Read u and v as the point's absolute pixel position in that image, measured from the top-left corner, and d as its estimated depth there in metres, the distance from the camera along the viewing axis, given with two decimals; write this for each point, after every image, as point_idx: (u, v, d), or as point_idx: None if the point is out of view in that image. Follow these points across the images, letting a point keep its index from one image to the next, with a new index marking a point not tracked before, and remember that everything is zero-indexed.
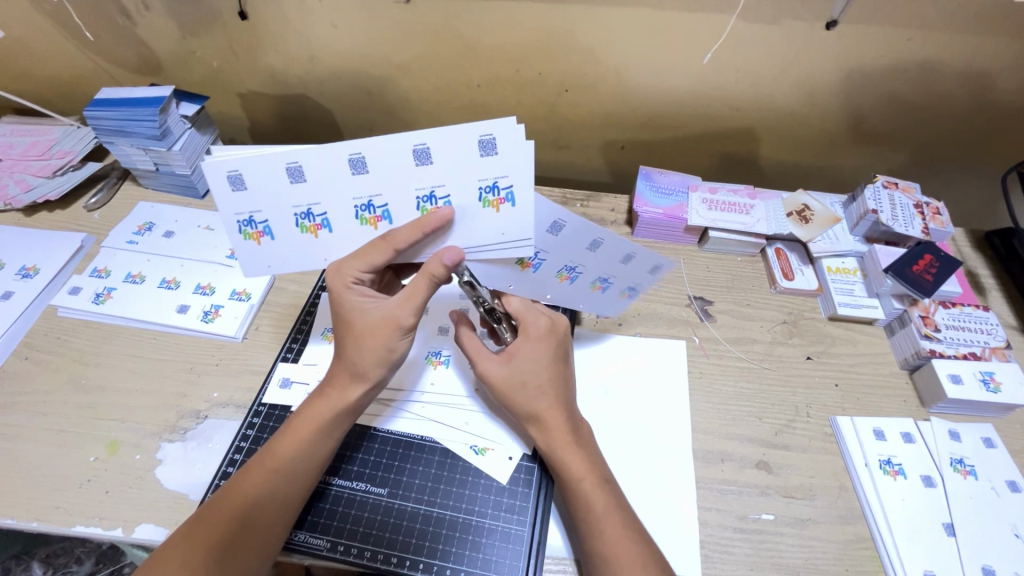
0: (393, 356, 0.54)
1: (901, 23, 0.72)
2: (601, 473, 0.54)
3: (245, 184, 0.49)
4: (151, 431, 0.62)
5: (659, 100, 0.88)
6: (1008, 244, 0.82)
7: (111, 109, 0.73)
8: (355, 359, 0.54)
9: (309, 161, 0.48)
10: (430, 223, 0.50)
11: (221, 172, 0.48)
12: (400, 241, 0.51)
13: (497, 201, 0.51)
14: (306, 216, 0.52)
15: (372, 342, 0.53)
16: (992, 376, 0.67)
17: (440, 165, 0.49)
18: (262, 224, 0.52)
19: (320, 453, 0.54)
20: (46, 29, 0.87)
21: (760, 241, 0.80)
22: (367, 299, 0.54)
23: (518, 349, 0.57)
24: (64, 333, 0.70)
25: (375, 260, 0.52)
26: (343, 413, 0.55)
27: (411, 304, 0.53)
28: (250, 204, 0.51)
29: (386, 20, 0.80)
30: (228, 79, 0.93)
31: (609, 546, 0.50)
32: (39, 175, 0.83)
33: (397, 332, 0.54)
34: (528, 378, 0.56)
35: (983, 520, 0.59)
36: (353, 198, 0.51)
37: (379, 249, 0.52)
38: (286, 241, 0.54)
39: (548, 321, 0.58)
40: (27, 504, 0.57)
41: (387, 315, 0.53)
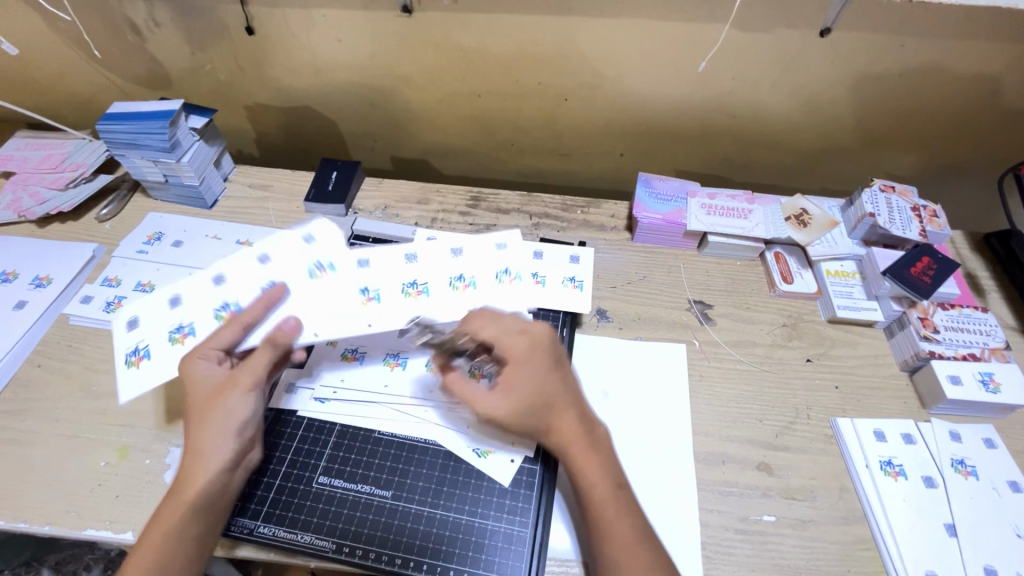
0: (235, 423, 0.54)
1: (893, 30, 0.73)
2: (614, 479, 0.54)
3: (161, 305, 0.62)
4: (161, 436, 0.63)
5: (657, 108, 0.89)
6: (1007, 246, 0.83)
7: (122, 122, 0.75)
8: (195, 441, 0.53)
9: (273, 249, 0.64)
10: (271, 295, 0.60)
11: (207, 275, 0.63)
12: (245, 318, 0.58)
13: (324, 274, 0.63)
14: (224, 305, 0.62)
15: (211, 414, 0.54)
16: (992, 376, 0.67)
17: (330, 244, 0.65)
18: (188, 326, 0.61)
19: (178, 549, 0.50)
20: (60, 46, 0.90)
21: (759, 245, 0.81)
22: (206, 371, 0.56)
23: (514, 372, 0.57)
24: (76, 340, 0.71)
25: (221, 340, 0.57)
26: (189, 503, 0.51)
27: (247, 366, 0.55)
28: (141, 332, 0.61)
29: (388, 34, 0.82)
30: (236, 93, 0.95)
31: (621, 550, 0.51)
32: (52, 187, 0.85)
33: (231, 394, 0.55)
34: (537, 397, 0.56)
35: (985, 521, 0.59)
36: (247, 291, 0.63)
37: (228, 328, 0.58)
38: (163, 357, 0.60)
39: (527, 339, 0.58)
40: (41, 508, 0.58)
41: (224, 379, 0.55)
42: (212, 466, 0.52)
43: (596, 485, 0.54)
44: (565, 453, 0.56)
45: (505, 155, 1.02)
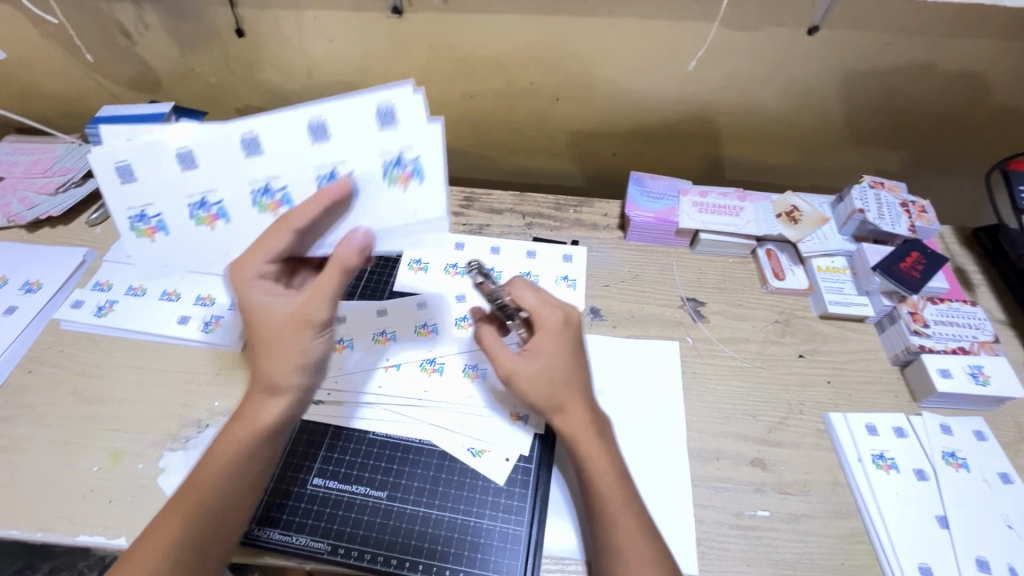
0: (310, 359, 0.52)
1: (880, 28, 0.74)
2: (620, 471, 0.55)
3: (167, 166, 0.54)
4: (153, 440, 0.63)
5: (648, 107, 0.89)
6: (995, 240, 0.83)
7: (112, 126, 0.75)
8: (267, 374, 0.52)
9: (333, 118, 0.53)
10: (330, 197, 0.51)
11: (236, 137, 0.53)
12: (298, 220, 0.51)
13: (403, 176, 0.55)
14: (264, 192, 0.55)
15: (285, 349, 0.51)
16: (981, 369, 0.68)
17: (402, 125, 0.53)
18: (215, 207, 0.56)
19: (246, 476, 0.52)
20: (48, 49, 0.89)
21: (750, 242, 0.81)
22: (272, 296, 0.52)
23: (539, 345, 0.56)
24: (67, 345, 0.71)
25: (273, 248, 0.51)
26: (262, 432, 0.53)
27: (317, 298, 0.51)
28: (143, 194, 0.55)
29: (380, 35, 0.82)
30: (226, 96, 0.95)
31: (628, 542, 0.50)
32: (41, 192, 0.84)
33: (308, 330, 0.51)
34: (555, 374, 0.55)
35: (976, 513, 0.60)
36: (383, 153, 0.54)
37: (277, 235, 0.51)
38: (182, 236, 0.57)
39: (563, 315, 0.57)
40: (32, 514, 0.58)
41: (291, 313, 0.51)
42: (286, 402, 0.53)
43: (603, 471, 0.54)
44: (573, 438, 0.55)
45: (498, 155, 1.02)
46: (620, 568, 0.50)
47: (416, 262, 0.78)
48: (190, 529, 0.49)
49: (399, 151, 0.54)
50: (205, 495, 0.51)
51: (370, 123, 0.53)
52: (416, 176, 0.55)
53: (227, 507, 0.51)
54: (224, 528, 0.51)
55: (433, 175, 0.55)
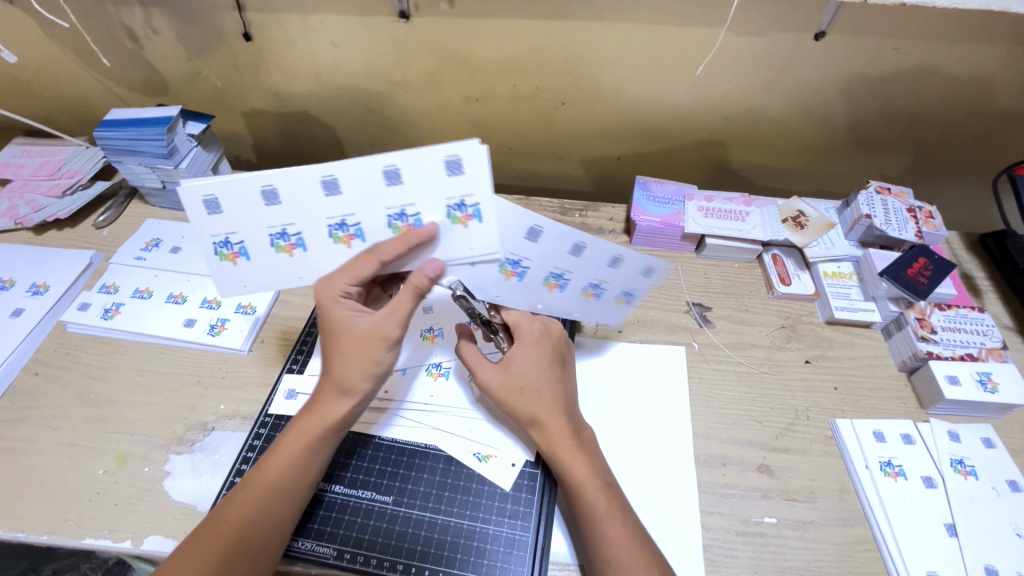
0: (380, 370, 0.56)
1: (887, 33, 0.74)
2: (603, 479, 0.55)
3: (251, 202, 0.53)
4: (159, 443, 0.63)
5: (653, 112, 0.89)
6: (1002, 245, 0.83)
7: (120, 129, 0.75)
8: (344, 376, 0.55)
9: (407, 166, 0.52)
10: (416, 237, 0.54)
11: (315, 178, 0.52)
12: (387, 254, 0.54)
13: (464, 217, 0.55)
14: (339, 226, 0.55)
15: (362, 357, 0.55)
16: (989, 376, 0.67)
17: (471, 176, 0.52)
18: (294, 237, 0.55)
19: (310, 470, 0.54)
20: (56, 52, 0.90)
21: (756, 247, 0.81)
22: (355, 312, 0.56)
23: (515, 355, 0.59)
24: (73, 348, 0.71)
25: (361, 273, 0.55)
26: (332, 429, 0.55)
27: (397, 316, 0.55)
28: (229, 224, 0.54)
29: (386, 39, 0.82)
30: (233, 99, 0.95)
31: (616, 551, 0.50)
32: (49, 194, 0.85)
33: (383, 344, 0.55)
34: (527, 383, 0.57)
35: (985, 521, 0.60)
36: (508, 253, 0.58)
37: (364, 263, 0.54)
38: (263, 262, 0.57)
39: (542, 325, 0.61)
40: (38, 518, 0.58)
41: (372, 329, 0.54)
42: (352, 404, 0.55)
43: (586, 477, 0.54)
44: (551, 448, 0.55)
45: (503, 159, 1.02)
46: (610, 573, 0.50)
47: None
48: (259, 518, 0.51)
49: (557, 266, 0.59)
50: (272, 482, 0.52)
51: (560, 247, 0.58)
52: (476, 217, 0.54)
53: (293, 498, 0.53)
54: (286, 519, 0.52)
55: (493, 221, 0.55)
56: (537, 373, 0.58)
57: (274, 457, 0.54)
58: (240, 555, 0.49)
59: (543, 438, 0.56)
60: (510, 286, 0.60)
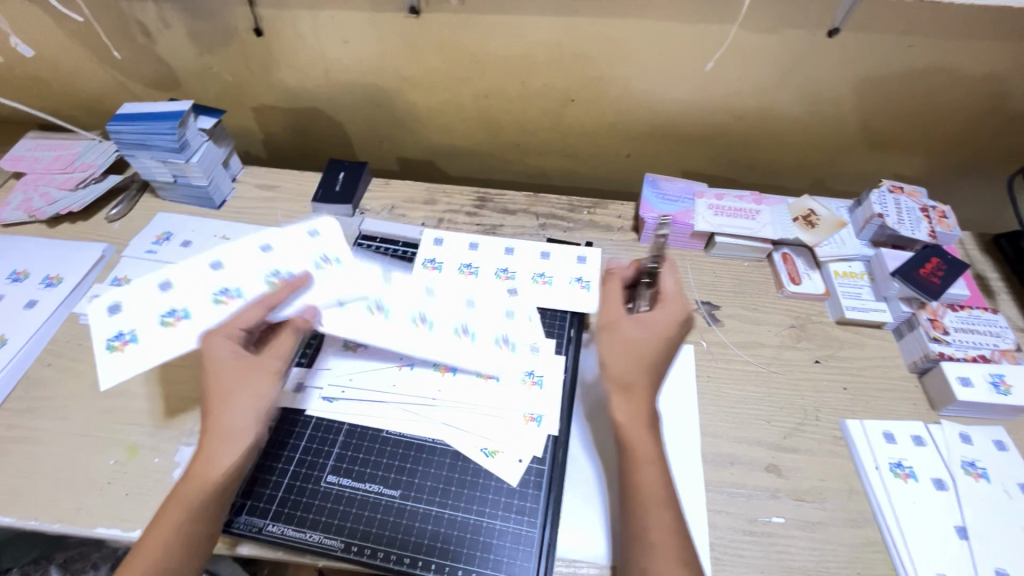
0: (268, 407, 0.56)
1: (901, 31, 0.73)
2: (664, 462, 0.55)
3: (197, 271, 0.67)
4: (169, 435, 0.64)
5: (663, 109, 0.89)
6: (1016, 246, 0.82)
7: (133, 123, 0.76)
8: (239, 410, 0.55)
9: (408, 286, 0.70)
10: (296, 284, 0.63)
11: (255, 245, 0.69)
12: (247, 318, 0.59)
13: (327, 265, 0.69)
14: (276, 274, 0.67)
15: (258, 387, 0.56)
16: (1003, 378, 0.67)
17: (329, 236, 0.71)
18: (234, 291, 0.66)
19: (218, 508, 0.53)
20: (70, 47, 0.90)
21: (765, 245, 0.80)
22: (232, 353, 0.57)
23: (656, 319, 0.59)
24: (85, 339, 0.72)
25: (247, 321, 0.59)
26: (234, 467, 0.54)
27: (271, 353, 0.58)
28: (173, 297, 0.65)
29: (396, 35, 0.82)
30: (243, 94, 0.96)
31: (657, 532, 0.51)
32: (62, 188, 0.86)
33: (265, 379, 0.57)
34: (631, 347, 0.58)
35: (997, 524, 0.59)
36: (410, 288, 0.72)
37: (252, 309, 0.60)
38: (150, 343, 0.62)
39: (682, 308, 0.60)
40: (51, 506, 0.58)
41: (251, 365, 0.57)
42: (241, 448, 0.54)
43: (649, 465, 0.54)
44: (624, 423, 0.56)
45: (512, 156, 1.02)
46: (643, 557, 0.50)
47: (430, 261, 0.78)
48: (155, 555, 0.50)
49: (504, 330, 0.69)
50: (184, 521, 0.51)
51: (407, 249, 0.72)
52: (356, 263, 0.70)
53: (199, 535, 0.52)
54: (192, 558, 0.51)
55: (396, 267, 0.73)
56: (646, 337, 0.58)
57: (178, 494, 0.52)
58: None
59: (624, 408, 0.56)
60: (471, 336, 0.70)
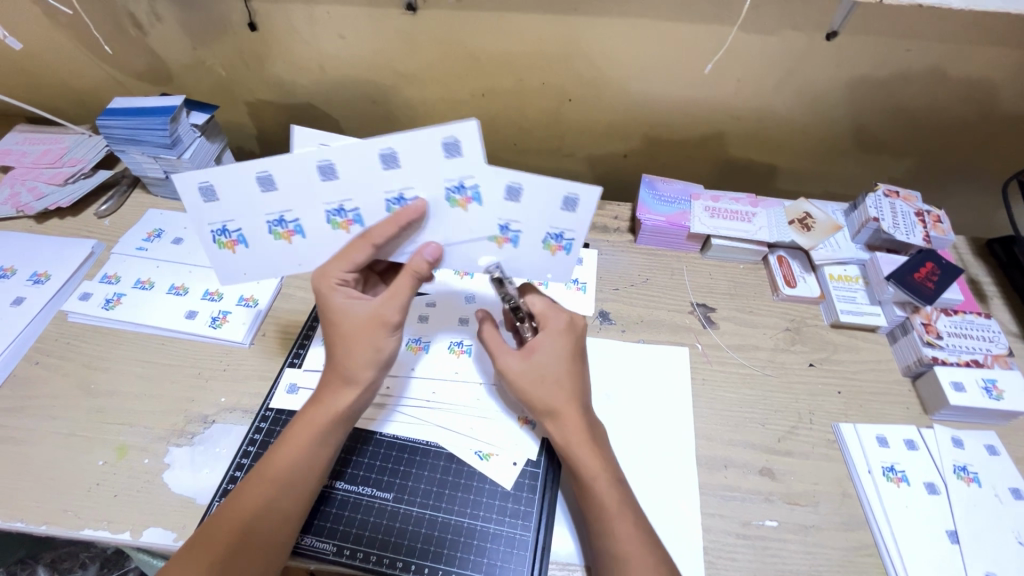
0: (382, 357, 0.55)
1: (899, 34, 0.73)
2: (613, 474, 0.55)
3: (248, 190, 0.54)
4: (160, 435, 0.63)
5: (660, 109, 0.89)
6: (1009, 250, 0.82)
7: (123, 118, 0.75)
8: (343, 364, 0.55)
9: None
10: (405, 218, 0.54)
11: (312, 163, 0.52)
12: (379, 237, 0.54)
13: (463, 200, 0.54)
14: (338, 212, 0.56)
15: (361, 343, 0.54)
16: (995, 383, 0.67)
17: (470, 157, 0.51)
18: (292, 223, 0.56)
19: (314, 462, 0.54)
20: (59, 39, 0.89)
21: (761, 248, 0.80)
22: (353, 299, 0.55)
23: (539, 345, 0.57)
24: (74, 338, 0.71)
25: (356, 259, 0.55)
26: (334, 418, 0.55)
27: (396, 300, 0.54)
28: (224, 211, 0.55)
29: (392, 31, 0.81)
30: (237, 89, 0.95)
31: (622, 547, 0.50)
32: (50, 182, 0.84)
33: (383, 330, 0.54)
34: (548, 374, 0.56)
35: (988, 528, 0.59)
36: (549, 227, 0.56)
37: (359, 249, 0.55)
38: (261, 251, 0.59)
39: (568, 318, 0.59)
40: (38, 508, 0.58)
41: (371, 314, 0.54)
42: (353, 394, 0.55)
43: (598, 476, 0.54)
44: (569, 444, 0.55)
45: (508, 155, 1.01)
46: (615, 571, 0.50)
47: None
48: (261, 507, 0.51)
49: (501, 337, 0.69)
50: (276, 474, 0.52)
51: (545, 203, 0.55)
52: (514, 241, 0.58)
53: (295, 489, 0.53)
54: (292, 509, 0.52)
55: (531, 244, 0.58)
56: (555, 360, 0.56)
57: (276, 449, 0.54)
58: (244, 551, 0.49)
59: (561, 431, 0.55)
60: (556, 260, 0.59)
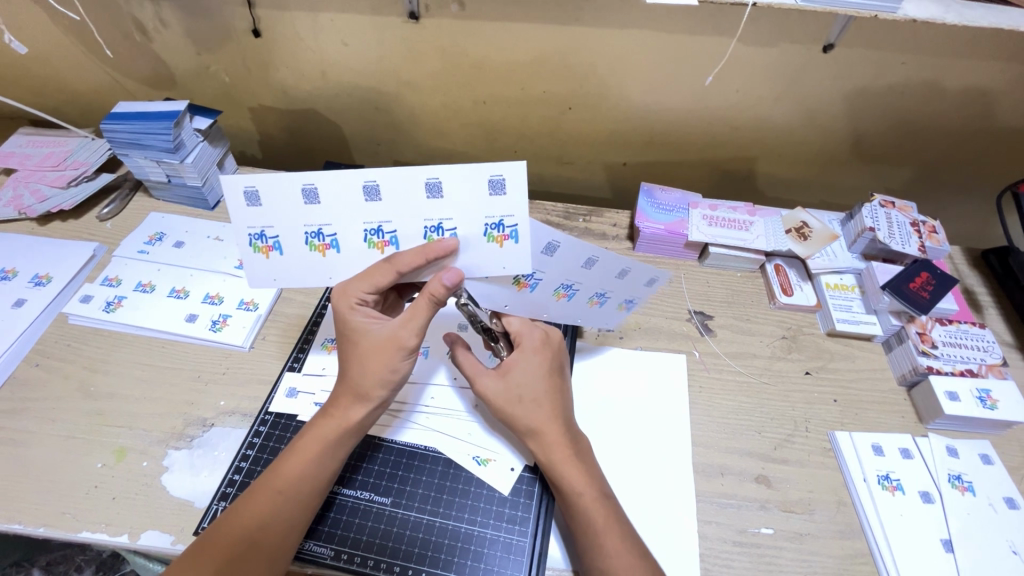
0: (396, 377, 0.55)
1: (896, 47, 0.74)
2: (599, 490, 0.55)
3: (291, 198, 0.52)
4: (159, 438, 0.63)
5: (658, 119, 0.90)
6: (1005, 262, 0.83)
7: (127, 123, 0.75)
8: (361, 381, 0.55)
9: None
10: (435, 252, 0.53)
11: (358, 182, 0.51)
12: (404, 265, 0.54)
13: (500, 237, 0.54)
14: (376, 232, 0.55)
15: (379, 363, 0.55)
16: (989, 394, 0.67)
17: (512, 197, 0.52)
18: (329, 237, 0.55)
19: (323, 474, 0.54)
20: (64, 43, 0.90)
21: (759, 257, 0.81)
22: (371, 319, 0.56)
23: (514, 365, 0.58)
24: (74, 340, 0.71)
25: (378, 281, 0.54)
26: (348, 432, 0.56)
27: (413, 324, 0.54)
28: (265, 217, 0.53)
29: (395, 39, 0.82)
30: (240, 94, 0.95)
31: (612, 561, 0.51)
32: (53, 185, 0.85)
33: (400, 352, 0.55)
34: (524, 393, 0.57)
35: (981, 537, 0.60)
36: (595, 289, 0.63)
37: (381, 273, 0.54)
38: (295, 260, 0.57)
39: (543, 333, 0.60)
40: (36, 510, 0.58)
41: (390, 336, 0.54)
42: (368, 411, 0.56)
43: (583, 492, 0.54)
44: (550, 461, 0.55)
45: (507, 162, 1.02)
46: None
47: None
48: (270, 513, 0.51)
49: None
50: (287, 484, 0.53)
51: (606, 272, 0.60)
52: (570, 297, 0.63)
53: (304, 501, 0.53)
54: (298, 519, 0.52)
55: (579, 301, 0.64)
56: (533, 379, 0.57)
57: (287, 459, 0.54)
58: (248, 556, 0.49)
59: (541, 449, 0.56)
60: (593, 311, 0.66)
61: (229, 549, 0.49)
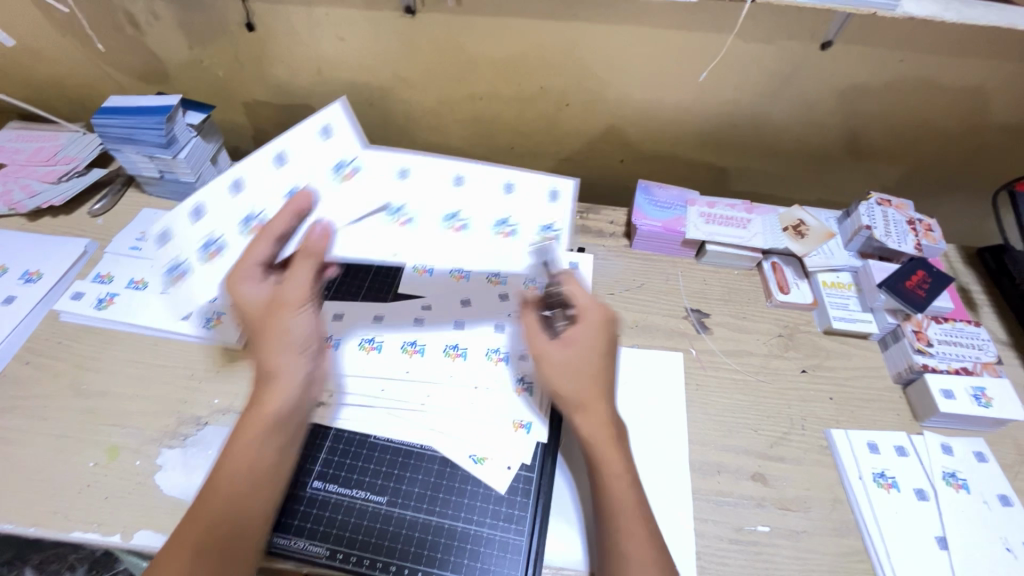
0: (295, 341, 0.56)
1: (894, 45, 0.74)
2: (632, 476, 0.55)
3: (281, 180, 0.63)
4: (152, 437, 0.62)
5: (656, 116, 0.89)
6: (999, 259, 0.84)
7: (119, 118, 0.74)
8: (276, 350, 0.55)
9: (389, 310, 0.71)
10: (296, 208, 0.56)
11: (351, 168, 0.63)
12: (275, 229, 0.56)
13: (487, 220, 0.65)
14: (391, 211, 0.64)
15: (268, 330, 0.55)
16: (984, 391, 0.68)
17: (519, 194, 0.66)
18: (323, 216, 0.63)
19: (263, 456, 0.54)
20: (55, 36, 0.88)
21: (756, 255, 0.81)
22: (256, 289, 0.56)
23: (575, 335, 0.57)
24: (65, 337, 0.70)
25: (256, 253, 0.56)
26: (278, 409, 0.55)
27: (293, 284, 0.55)
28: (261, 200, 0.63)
29: (390, 33, 0.81)
30: (233, 89, 0.94)
31: (631, 549, 0.50)
32: (44, 180, 0.84)
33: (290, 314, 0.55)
34: (579, 366, 0.56)
35: (975, 534, 0.60)
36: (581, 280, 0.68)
37: (258, 243, 0.56)
38: None
39: (605, 311, 0.58)
40: (27, 510, 0.57)
41: (278, 297, 0.55)
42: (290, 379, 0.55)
43: (617, 477, 0.54)
44: (592, 436, 0.55)
45: (504, 158, 1.01)
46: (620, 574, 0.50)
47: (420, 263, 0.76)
48: (234, 504, 0.51)
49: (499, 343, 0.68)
50: (235, 472, 0.53)
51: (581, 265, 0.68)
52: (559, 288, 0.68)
53: (253, 482, 0.53)
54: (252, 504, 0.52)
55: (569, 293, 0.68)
56: (590, 353, 0.57)
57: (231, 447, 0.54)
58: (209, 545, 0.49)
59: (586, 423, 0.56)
60: None
61: (195, 544, 0.49)
